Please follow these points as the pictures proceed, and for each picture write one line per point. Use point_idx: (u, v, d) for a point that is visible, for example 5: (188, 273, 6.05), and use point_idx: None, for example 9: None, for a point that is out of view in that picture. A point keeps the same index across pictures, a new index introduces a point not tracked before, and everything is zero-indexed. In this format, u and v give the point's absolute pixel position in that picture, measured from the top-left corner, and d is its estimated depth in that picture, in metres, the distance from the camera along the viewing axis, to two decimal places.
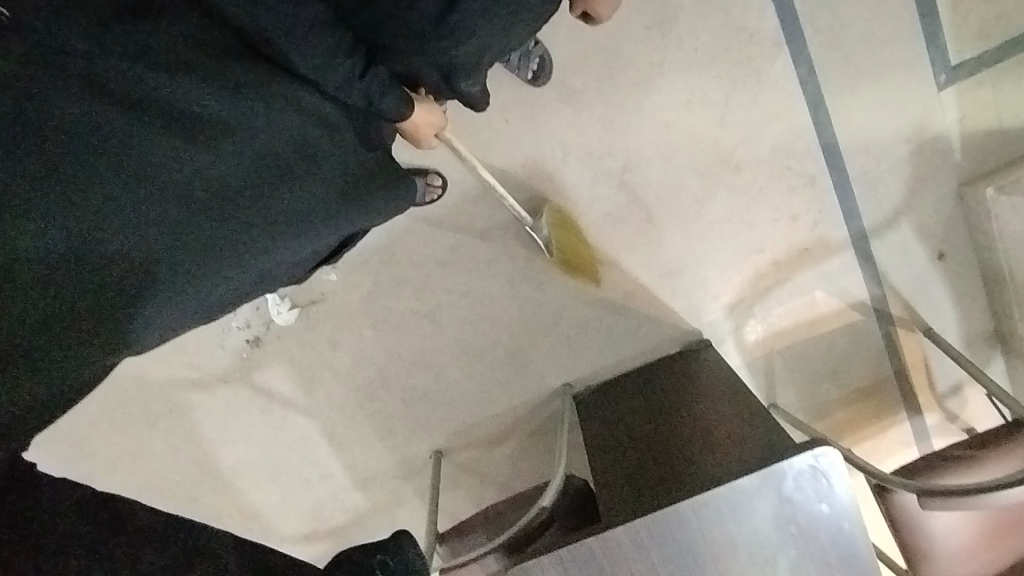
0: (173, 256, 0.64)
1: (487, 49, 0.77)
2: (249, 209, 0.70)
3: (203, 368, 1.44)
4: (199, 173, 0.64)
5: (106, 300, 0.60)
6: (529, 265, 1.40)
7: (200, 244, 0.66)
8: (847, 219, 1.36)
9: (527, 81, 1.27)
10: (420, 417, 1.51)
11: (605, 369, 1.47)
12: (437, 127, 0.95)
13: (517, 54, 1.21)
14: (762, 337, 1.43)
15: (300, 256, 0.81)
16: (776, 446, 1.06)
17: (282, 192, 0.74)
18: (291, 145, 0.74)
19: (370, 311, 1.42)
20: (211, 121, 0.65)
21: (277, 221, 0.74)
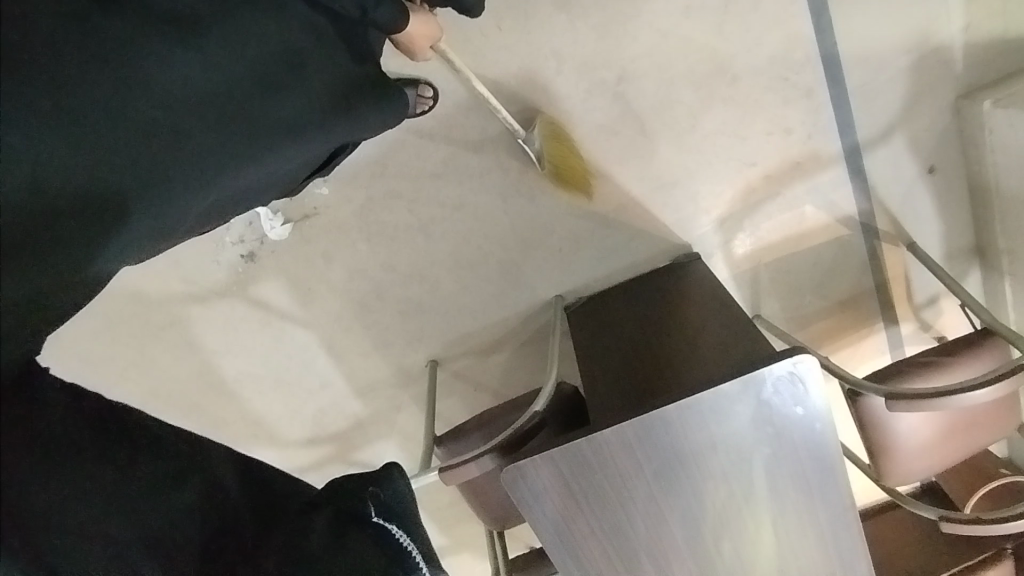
0: (149, 172, 0.60)
1: None
2: (234, 119, 0.66)
3: (199, 282, 1.46)
4: (179, 80, 0.61)
5: (88, 217, 0.57)
6: (522, 178, 1.39)
7: (179, 159, 0.62)
8: (841, 132, 1.36)
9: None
10: (416, 328, 1.55)
11: (595, 281, 1.50)
12: (432, 38, 0.92)
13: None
14: (750, 250, 1.46)
15: (290, 169, 0.77)
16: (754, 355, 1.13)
17: (269, 102, 0.69)
18: (280, 52, 0.70)
19: (363, 225, 1.43)
20: (190, 20, 0.61)
21: (266, 134, 0.69)
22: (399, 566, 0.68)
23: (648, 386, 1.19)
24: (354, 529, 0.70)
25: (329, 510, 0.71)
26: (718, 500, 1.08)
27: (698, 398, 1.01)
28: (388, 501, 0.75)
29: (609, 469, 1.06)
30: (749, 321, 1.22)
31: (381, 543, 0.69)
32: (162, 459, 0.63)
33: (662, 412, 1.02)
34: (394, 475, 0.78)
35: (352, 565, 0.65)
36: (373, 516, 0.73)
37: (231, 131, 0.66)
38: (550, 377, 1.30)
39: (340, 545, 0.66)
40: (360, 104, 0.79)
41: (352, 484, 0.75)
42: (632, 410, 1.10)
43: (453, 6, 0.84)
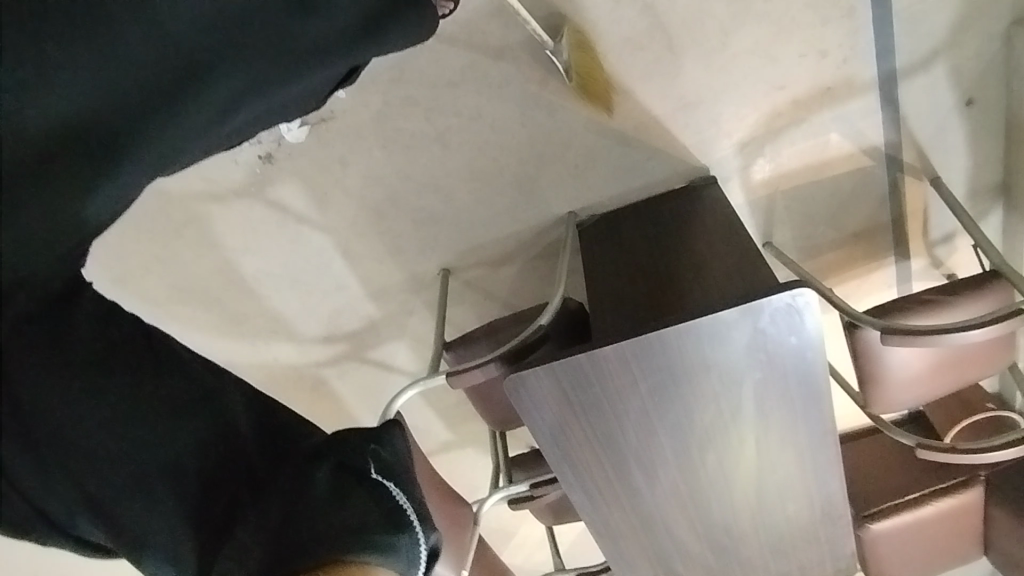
0: (160, 91, 0.65)
1: None
2: (246, 39, 0.70)
3: (219, 181, 1.48)
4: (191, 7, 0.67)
5: (91, 139, 0.62)
6: (542, 91, 1.36)
7: (188, 77, 0.67)
8: (880, 57, 1.29)
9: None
10: (429, 236, 1.58)
11: (609, 201, 1.50)
12: None
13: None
14: (768, 177, 1.44)
15: (313, 90, 0.79)
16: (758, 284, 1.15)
17: (284, 19, 0.72)
18: None
19: (380, 131, 1.42)
20: None
21: (282, 52, 0.72)
22: (394, 524, 0.73)
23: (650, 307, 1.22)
24: (352, 484, 0.76)
25: (331, 464, 0.77)
26: (707, 418, 1.15)
27: (695, 323, 1.05)
28: (388, 459, 0.80)
29: (606, 383, 1.12)
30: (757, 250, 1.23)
31: (379, 499, 0.74)
32: (186, 384, 0.76)
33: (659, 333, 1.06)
34: (392, 432, 0.83)
35: (346, 518, 0.71)
36: (373, 472, 0.77)
37: (240, 67, 0.69)
38: (557, 293, 1.34)
39: (337, 502, 0.73)
40: (388, 19, 0.79)
41: (355, 439, 0.80)
42: (633, 329, 1.14)
43: None
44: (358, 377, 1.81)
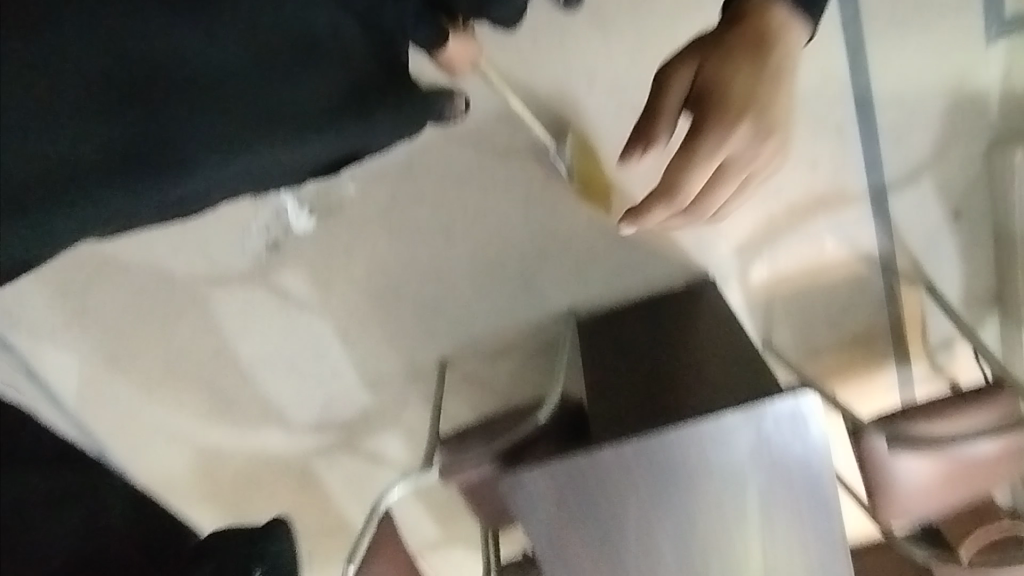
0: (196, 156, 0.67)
1: None
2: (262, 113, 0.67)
3: (222, 266, 1.51)
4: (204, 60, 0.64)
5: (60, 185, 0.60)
6: (545, 191, 1.42)
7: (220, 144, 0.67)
8: (869, 170, 1.34)
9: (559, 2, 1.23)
10: (429, 327, 1.58)
11: (608, 298, 1.52)
12: (471, 56, 0.94)
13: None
14: (766, 280, 1.47)
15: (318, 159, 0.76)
16: (760, 381, 1.14)
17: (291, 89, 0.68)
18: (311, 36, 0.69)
19: (386, 224, 1.46)
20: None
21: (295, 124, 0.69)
22: None
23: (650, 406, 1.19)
24: None
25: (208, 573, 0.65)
26: (710, 526, 1.10)
27: (696, 425, 1.03)
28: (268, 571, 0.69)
29: (605, 485, 1.07)
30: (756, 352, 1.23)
31: None
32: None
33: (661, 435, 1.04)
34: (276, 531, 0.73)
35: None
36: None
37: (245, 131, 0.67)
38: (555, 390, 1.32)
39: None
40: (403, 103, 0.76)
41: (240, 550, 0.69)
42: (634, 428, 1.12)
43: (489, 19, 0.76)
44: (348, 469, 1.75)
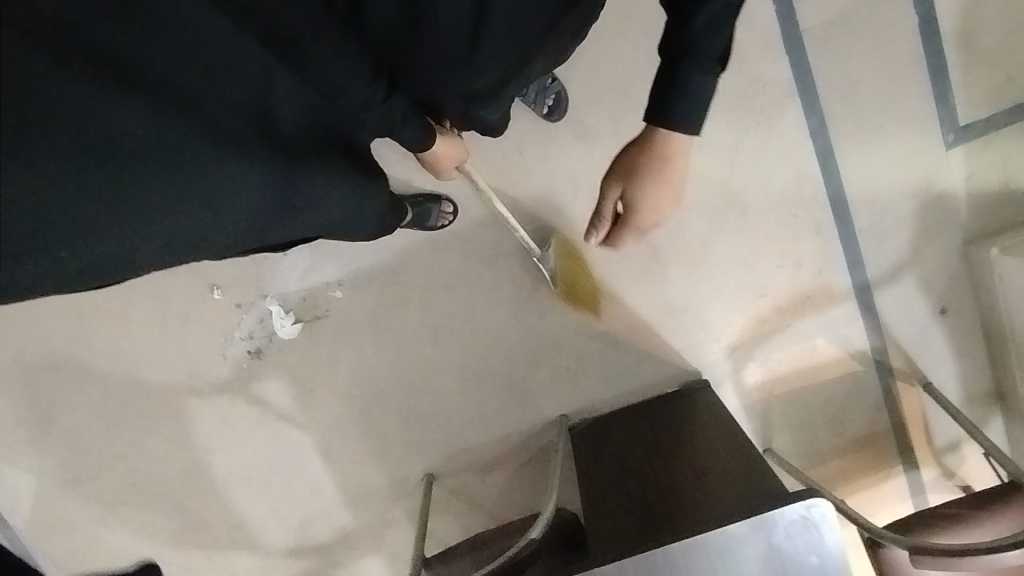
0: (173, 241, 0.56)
1: (509, 79, 0.77)
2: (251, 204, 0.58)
3: (202, 375, 1.46)
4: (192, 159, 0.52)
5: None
6: (533, 294, 1.41)
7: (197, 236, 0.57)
8: (851, 269, 1.37)
9: (542, 115, 1.30)
10: (414, 437, 1.50)
11: (601, 403, 1.47)
12: (458, 159, 0.95)
13: (534, 87, 1.25)
14: (760, 381, 1.44)
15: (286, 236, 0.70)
16: (765, 483, 1.07)
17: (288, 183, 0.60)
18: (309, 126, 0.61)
19: (372, 330, 1.44)
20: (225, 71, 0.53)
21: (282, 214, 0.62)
22: None
23: (652, 517, 1.10)
24: None
25: None
26: None
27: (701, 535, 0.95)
28: None
29: None
30: (758, 454, 1.17)
31: None
32: None
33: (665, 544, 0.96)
34: None
35: None
36: None
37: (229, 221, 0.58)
38: (548, 504, 1.22)
39: None
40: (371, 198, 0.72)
41: None
42: (635, 541, 1.03)
43: (475, 124, 0.83)
44: None
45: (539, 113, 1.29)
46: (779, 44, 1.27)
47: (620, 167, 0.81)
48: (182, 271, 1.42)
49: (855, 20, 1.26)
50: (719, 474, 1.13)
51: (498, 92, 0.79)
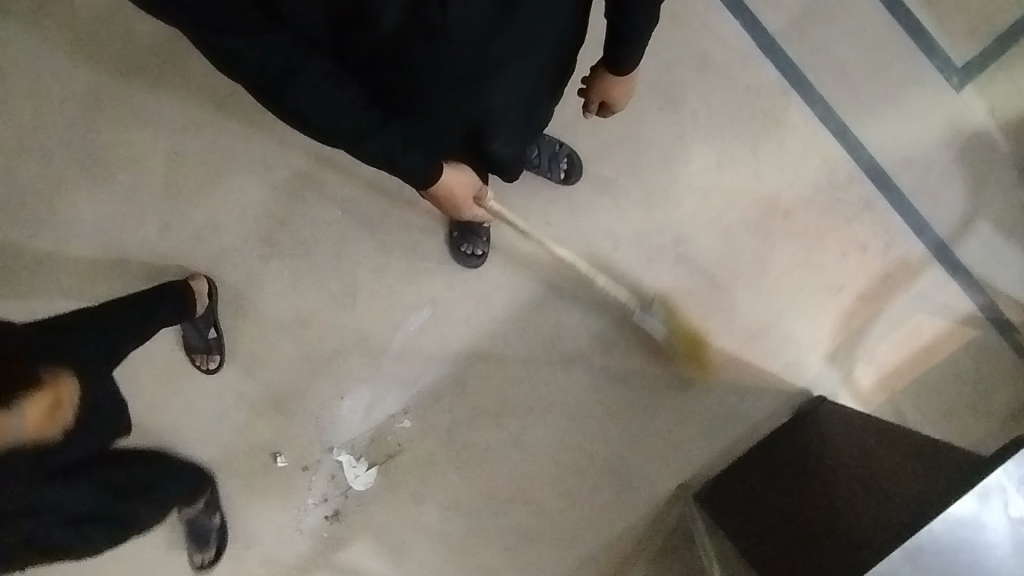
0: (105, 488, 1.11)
1: (516, 103, 0.83)
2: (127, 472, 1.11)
3: (282, 559, 1.32)
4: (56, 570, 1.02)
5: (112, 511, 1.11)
6: (608, 360, 1.31)
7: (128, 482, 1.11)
8: (919, 234, 1.30)
9: (559, 180, 1.31)
10: (527, 564, 1.31)
11: (719, 457, 1.31)
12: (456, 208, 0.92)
13: (544, 155, 1.28)
14: (877, 380, 1.30)
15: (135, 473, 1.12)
16: (957, 456, 0.93)
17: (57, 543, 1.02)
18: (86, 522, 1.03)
19: (452, 452, 1.32)
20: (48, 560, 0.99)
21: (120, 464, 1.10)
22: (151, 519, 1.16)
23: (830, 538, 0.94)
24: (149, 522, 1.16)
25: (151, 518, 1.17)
26: None
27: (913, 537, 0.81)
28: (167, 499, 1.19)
29: None
30: (922, 437, 1.03)
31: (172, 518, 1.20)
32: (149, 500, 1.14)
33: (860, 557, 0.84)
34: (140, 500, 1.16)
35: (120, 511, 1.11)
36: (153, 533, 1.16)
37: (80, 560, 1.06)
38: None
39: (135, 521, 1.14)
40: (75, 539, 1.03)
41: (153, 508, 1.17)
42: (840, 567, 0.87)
43: (493, 159, 0.92)
44: None
45: (556, 179, 1.30)
46: (758, 52, 1.32)
47: (596, 80, 0.96)
48: (241, 449, 1.33)
49: (818, 11, 1.32)
50: (889, 464, 0.98)
51: (506, 117, 0.84)
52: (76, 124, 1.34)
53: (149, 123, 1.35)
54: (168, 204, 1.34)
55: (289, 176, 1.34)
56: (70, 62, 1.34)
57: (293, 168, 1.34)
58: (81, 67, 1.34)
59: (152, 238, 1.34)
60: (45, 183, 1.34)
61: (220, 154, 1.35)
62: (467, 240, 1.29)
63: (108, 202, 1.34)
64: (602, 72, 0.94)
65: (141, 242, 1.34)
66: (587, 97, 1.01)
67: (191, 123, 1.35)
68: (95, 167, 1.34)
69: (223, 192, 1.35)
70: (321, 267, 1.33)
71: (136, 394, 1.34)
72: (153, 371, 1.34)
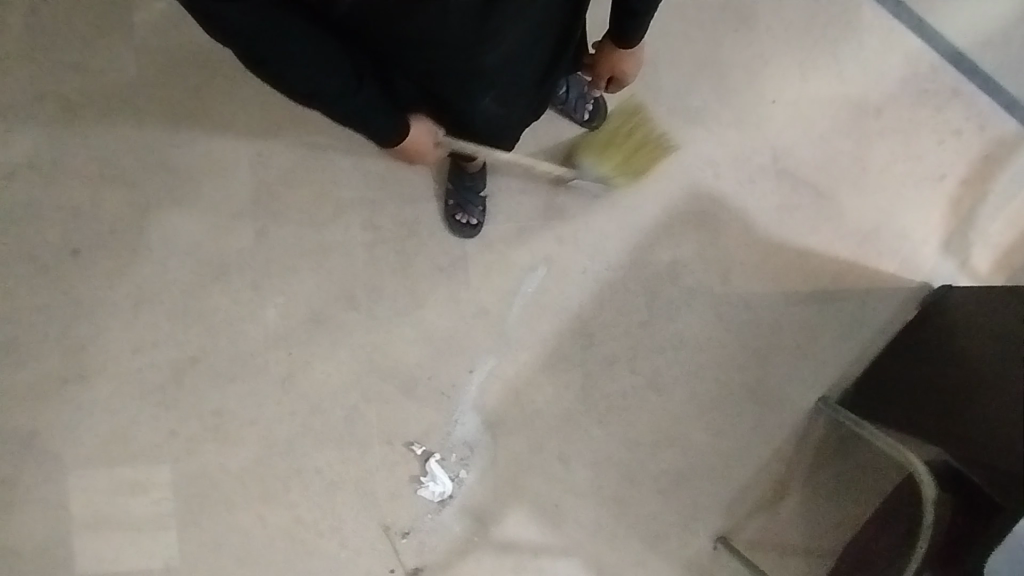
0: None
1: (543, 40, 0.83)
2: None
3: (436, 546, 1.29)
4: None
5: None
6: (729, 288, 1.31)
7: None
8: (1011, 110, 1.32)
9: (583, 122, 1.32)
10: (685, 504, 1.30)
11: (854, 364, 1.31)
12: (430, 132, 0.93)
13: (573, 93, 1.28)
14: (994, 261, 1.31)
15: None
16: None
17: None
18: None
19: (590, 406, 1.30)
20: None
21: None
22: None
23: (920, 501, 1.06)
24: None
25: None
26: None
27: None
28: None
29: None
30: None
31: None
32: None
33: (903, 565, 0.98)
34: None
35: None
36: None
37: None
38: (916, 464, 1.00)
39: None
40: None
41: None
42: None
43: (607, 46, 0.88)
44: None
45: (579, 121, 1.31)
46: None
47: (601, 55, 0.96)
48: (376, 442, 1.30)
49: None
50: None
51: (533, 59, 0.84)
52: (155, 144, 1.33)
53: (227, 125, 1.33)
54: (261, 207, 1.32)
55: (379, 159, 1.33)
56: (141, 82, 1.33)
57: (383, 148, 1.33)
58: (150, 81, 1.33)
59: (250, 244, 1.32)
60: (132, 208, 1.32)
61: (305, 148, 1.33)
62: (463, 210, 1.29)
63: (202, 214, 1.32)
64: (607, 44, 0.94)
65: (239, 250, 1.32)
66: (596, 73, 1.01)
67: (269, 120, 1.33)
68: (181, 183, 1.32)
69: (314, 186, 1.33)
70: (428, 244, 1.31)
71: (260, 405, 1.31)
72: (273, 379, 1.31)
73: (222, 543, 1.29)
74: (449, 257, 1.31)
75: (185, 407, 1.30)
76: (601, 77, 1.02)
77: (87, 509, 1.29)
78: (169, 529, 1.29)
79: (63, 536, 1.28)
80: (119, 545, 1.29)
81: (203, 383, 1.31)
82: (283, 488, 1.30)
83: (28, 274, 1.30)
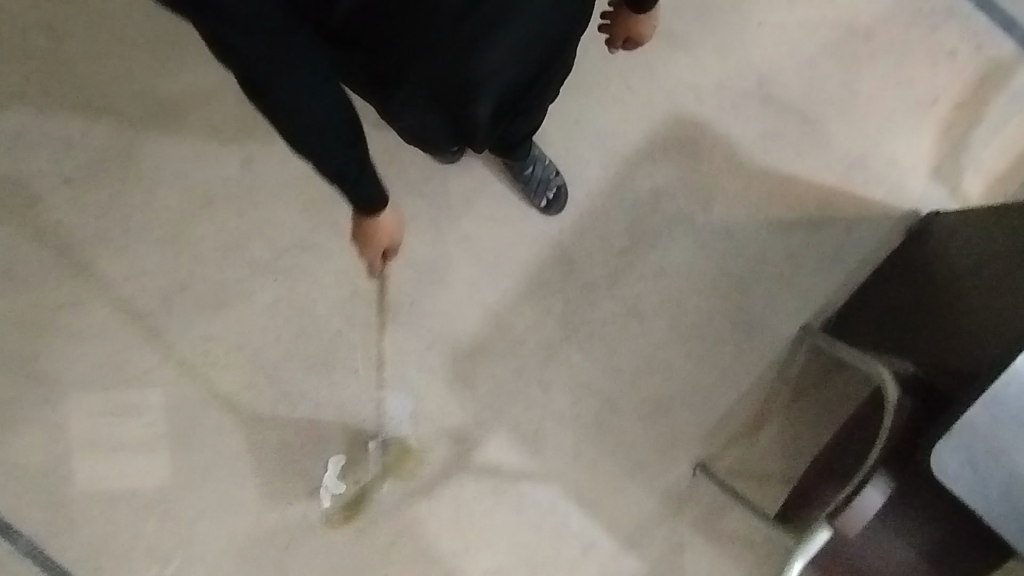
0: None
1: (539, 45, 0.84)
2: None
3: (418, 470, 1.32)
4: None
5: None
6: (711, 216, 1.30)
7: None
8: (1007, 31, 1.29)
9: None
10: (665, 432, 1.31)
11: (838, 292, 1.29)
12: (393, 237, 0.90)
13: (538, 174, 1.27)
14: (987, 188, 1.28)
15: None
16: None
17: None
18: None
19: (570, 334, 1.31)
20: None
21: None
22: None
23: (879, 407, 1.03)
24: None
25: None
26: None
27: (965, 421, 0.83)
28: None
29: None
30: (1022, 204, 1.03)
31: None
32: None
33: (858, 517, 0.86)
34: None
35: None
36: None
37: None
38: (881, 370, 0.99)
39: None
40: None
41: None
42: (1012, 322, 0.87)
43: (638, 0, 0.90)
44: None
45: (537, 207, 1.31)
46: None
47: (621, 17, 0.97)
48: (360, 368, 1.33)
49: None
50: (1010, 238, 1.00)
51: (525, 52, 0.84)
52: (142, 75, 1.35)
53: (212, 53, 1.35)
54: (246, 136, 1.34)
55: None
56: (128, 14, 1.35)
57: None
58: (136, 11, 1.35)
59: (236, 173, 1.34)
60: (121, 138, 1.34)
61: None
62: None
63: (189, 143, 1.35)
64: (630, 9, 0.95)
65: (225, 180, 1.34)
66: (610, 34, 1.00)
67: None
68: (167, 113, 1.35)
69: None
70: (409, 172, 1.32)
71: (247, 332, 1.34)
72: (260, 305, 1.34)
73: (213, 466, 1.33)
74: (429, 184, 1.32)
75: (175, 333, 1.34)
76: (616, 36, 1.00)
77: (85, 432, 1.34)
78: (161, 449, 1.33)
79: (62, 458, 1.33)
80: (116, 466, 1.33)
81: (191, 309, 1.34)
82: (271, 411, 1.33)
83: (23, 202, 1.34)
